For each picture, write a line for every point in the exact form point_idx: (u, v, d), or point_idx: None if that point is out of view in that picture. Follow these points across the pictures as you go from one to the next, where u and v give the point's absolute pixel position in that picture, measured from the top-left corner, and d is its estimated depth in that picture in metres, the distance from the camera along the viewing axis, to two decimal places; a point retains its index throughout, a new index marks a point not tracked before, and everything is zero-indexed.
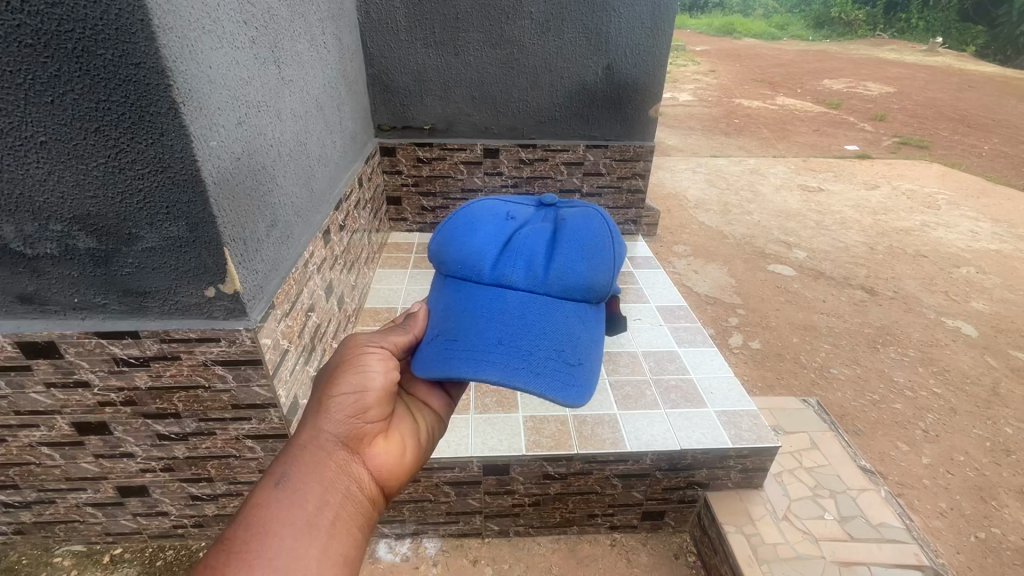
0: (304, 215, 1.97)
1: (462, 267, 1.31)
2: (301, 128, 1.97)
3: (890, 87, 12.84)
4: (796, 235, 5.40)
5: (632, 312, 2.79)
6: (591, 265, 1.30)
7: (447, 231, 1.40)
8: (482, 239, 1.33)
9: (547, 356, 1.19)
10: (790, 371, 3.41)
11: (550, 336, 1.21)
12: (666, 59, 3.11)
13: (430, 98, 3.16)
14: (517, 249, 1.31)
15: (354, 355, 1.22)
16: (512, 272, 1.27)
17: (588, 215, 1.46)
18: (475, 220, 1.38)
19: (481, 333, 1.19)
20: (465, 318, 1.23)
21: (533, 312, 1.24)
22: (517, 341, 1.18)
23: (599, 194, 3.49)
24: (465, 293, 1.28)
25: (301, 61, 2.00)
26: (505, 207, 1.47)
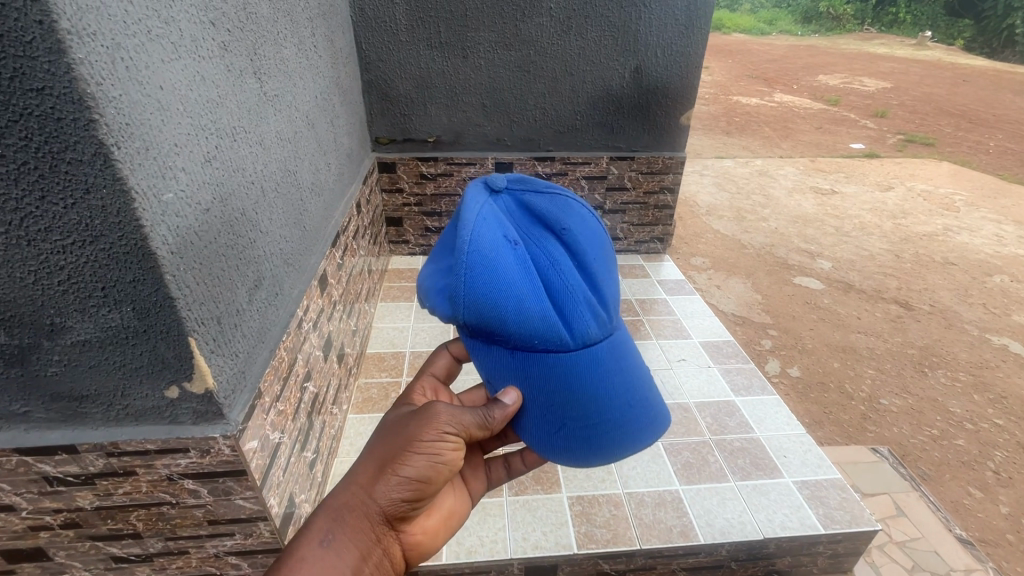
0: (295, 262, 1.59)
1: (535, 339, 0.99)
2: (290, 154, 1.59)
3: (885, 82, 12.66)
4: (817, 243, 5.10)
5: (674, 352, 2.44)
6: (613, 274, 1.14)
7: (478, 293, 0.98)
8: (529, 291, 0.99)
9: (649, 390, 1.12)
10: (838, 402, 3.10)
11: (636, 368, 1.11)
12: (702, 60, 2.76)
13: (435, 107, 2.78)
14: (568, 287, 1.03)
15: (433, 437, 1.12)
16: (590, 322, 1.03)
17: (565, 200, 1.16)
18: (497, 261, 1.01)
19: (603, 404, 1.03)
20: (579, 395, 1.02)
21: (621, 356, 1.08)
22: (632, 395, 1.07)
23: (624, 210, 3.14)
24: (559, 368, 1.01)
25: (287, 69, 1.62)
26: (495, 223, 1.08)
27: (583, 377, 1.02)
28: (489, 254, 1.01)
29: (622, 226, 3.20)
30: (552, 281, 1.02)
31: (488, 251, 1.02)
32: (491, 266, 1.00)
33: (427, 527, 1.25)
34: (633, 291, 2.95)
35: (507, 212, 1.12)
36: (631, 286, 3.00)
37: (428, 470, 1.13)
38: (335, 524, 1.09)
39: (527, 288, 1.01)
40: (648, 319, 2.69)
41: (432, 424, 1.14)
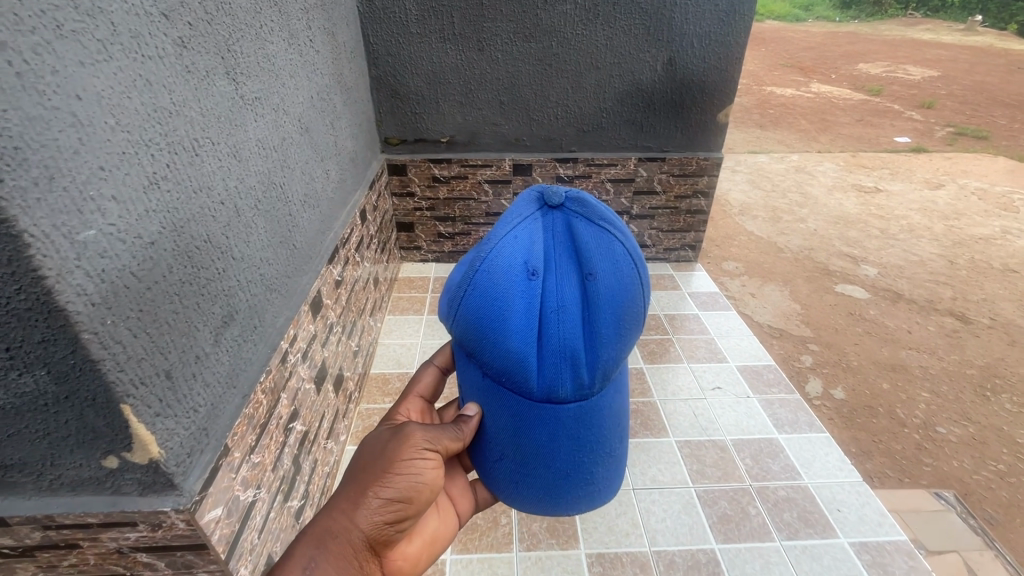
0: (279, 287, 1.41)
1: (509, 372, 1.14)
2: (276, 164, 1.40)
3: (932, 69, 11.90)
4: (861, 246, 4.73)
5: (708, 378, 2.19)
6: (623, 342, 1.17)
7: (479, 314, 1.14)
8: (521, 327, 1.12)
9: (599, 457, 1.24)
10: (888, 430, 2.80)
11: (597, 431, 1.22)
12: (744, 50, 2.48)
13: (448, 104, 2.57)
14: (561, 338, 1.11)
15: (408, 457, 1.22)
16: (562, 378, 1.14)
17: (616, 251, 1.18)
18: (506, 294, 1.13)
19: (545, 455, 1.20)
20: (529, 438, 1.19)
21: (588, 424, 1.19)
22: (577, 454, 1.21)
23: (653, 215, 2.89)
24: (520, 405, 1.18)
25: (274, 68, 1.42)
26: (529, 250, 1.18)
27: (536, 423, 1.17)
28: (502, 285, 1.14)
29: (650, 232, 2.95)
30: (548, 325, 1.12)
31: (503, 280, 1.14)
32: (497, 296, 1.13)
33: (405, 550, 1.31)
34: (661, 305, 2.68)
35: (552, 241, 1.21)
36: (658, 299, 2.75)
37: (404, 491, 1.21)
38: (320, 548, 1.13)
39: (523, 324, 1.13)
40: (679, 338, 2.44)
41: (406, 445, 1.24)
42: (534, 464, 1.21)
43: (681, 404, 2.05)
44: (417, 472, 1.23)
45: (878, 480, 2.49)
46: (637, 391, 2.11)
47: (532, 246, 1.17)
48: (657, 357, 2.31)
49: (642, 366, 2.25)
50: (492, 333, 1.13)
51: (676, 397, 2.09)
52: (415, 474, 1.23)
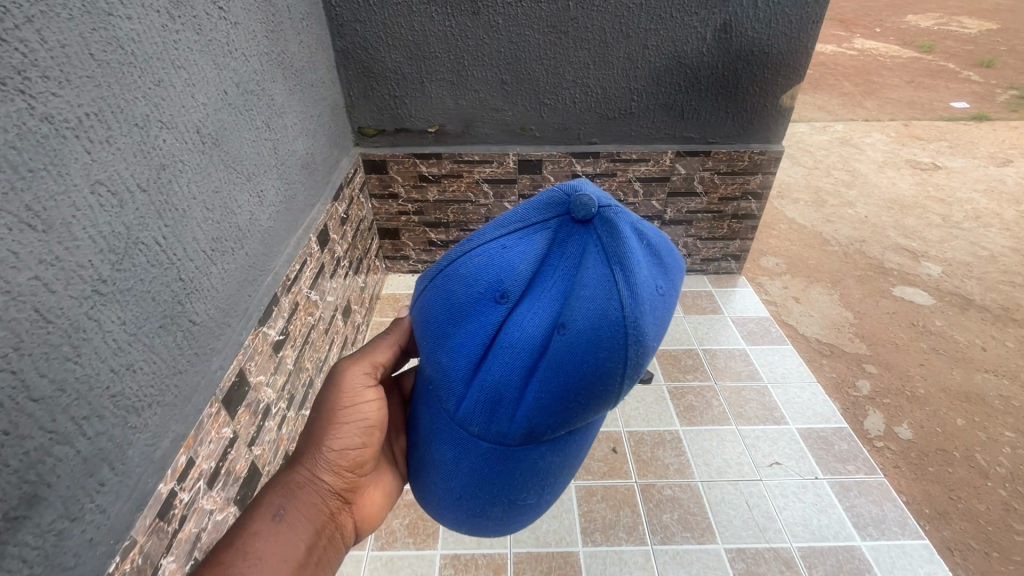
0: (159, 396, 0.94)
1: (437, 382, 0.91)
2: (144, 212, 0.92)
3: (989, 20, 10.70)
4: (921, 237, 4.12)
5: (764, 448, 1.72)
6: (566, 410, 0.84)
7: (435, 307, 0.90)
8: (459, 345, 0.87)
9: (502, 504, 0.97)
10: (966, 483, 2.34)
11: (513, 484, 0.93)
12: (825, 11, 1.87)
13: (436, 85, 2.02)
14: (494, 376, 0.83)
15: (352, 396, 1.04)
16: (475, 414, 0.87)
17: (604, 306, 0.79)
18: (464, 300, 0.86)
19: (448, 478, 0.96)
20: (433, 445, 0.96)
21: (492, 478, 0.92)
22: (478, 492, 0.94)
23: (690, 221, 2.37)
24: (439, 421, 0.94)
25: (135, 59, 0.91)
26: (516, 260, 0.85)
27: (445, 438, 0.93)
28: (465, 282, 0.87)
29: (685, 240, 2.44)
30: (486, 362, 0.84)
31: (475, 283, 0.86)
32: (453, 292, 0.88)
33: (375, 505, 1.09)
34: (699, 336, 2.19)
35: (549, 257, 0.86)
36: (696, 326, 2.26)
37: (359, 435, 1.02)
38: (285, 499, 0.96)
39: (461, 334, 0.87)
40: (723, 385, 1.96)
41: (345, 386, 1.04)
42: (432, 470, 0.99)
43: (731, 490, 1.60)
44: (369, 412, 1.04)
45: (960, 556, 2.05)
46: (673, 469, 1.66)
47: (519, 259, 0.84)
48: (697, 415, 1.83)
49: (678, 428, 1.79)
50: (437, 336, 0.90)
51: (724, 479, 1.63)
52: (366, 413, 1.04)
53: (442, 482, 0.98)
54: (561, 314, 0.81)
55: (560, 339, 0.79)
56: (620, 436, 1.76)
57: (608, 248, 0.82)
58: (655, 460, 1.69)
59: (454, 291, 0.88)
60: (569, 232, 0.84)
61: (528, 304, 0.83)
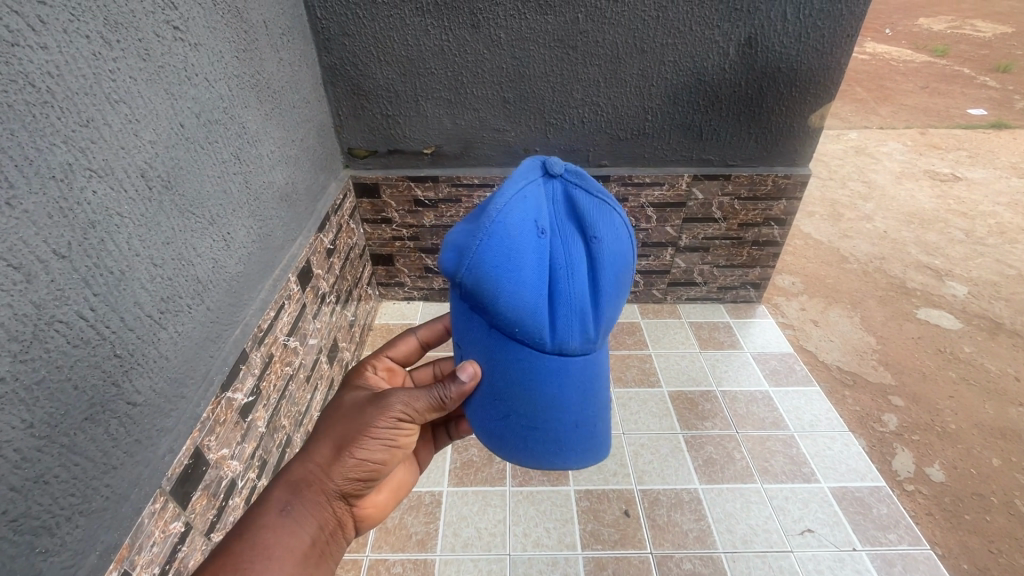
0: (82, 504, 0.78)
1: (518, 329, 0.82)
2: (64, 283, 0.76)
3: (1011, 12, 10.15)
4: (944, 254, 3.33)
5: (794, 512, 1.56)
6: (621, 304, 0.89)
7: (479, 268, 0.79)
8: (531, 290, 0.79)
9: (603, 412, 0.96)
10: (1008, 535, 1.62)
11: (602, 395, 0.95)
12: (862, 23, 1.69)
13: (432, 103, 1.85)
14: (568, 298, 0.82)
15: (386, 420, 0.93)
16: (573, 335, 0.84)
17: (617, 219, 0.87)
18: (512, 241, 0.78)
19: (560, 411, 0.88)
20: (540, 399, 0.87)
21: (591, 387, 0.91)
22: (586, 417, 0.92)
23: (707, 248, 2.20)
24: (533, 366, 0.85)
25: (52, 96, 0.74)
26: (534, 205, 0.82)
27: (546, 385, 0.86)
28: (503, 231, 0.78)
29: (700, 268, 2.27)
30: (560, 291, 0.81)
31: (510, 228, 0.79)
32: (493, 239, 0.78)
33: (384, 500, 1.06)
34: (718, 376, 2.03)
35: (559, 202, 0.85)
36: (714, 363, 2.09)
37: (386, 455, 0.95)
38: (293, 495, 0.89)
39: (524, 273, 0.79)
40: (746, 435, 1.79)
41: (386, 406, 0.93)
42: (542, 427, 0.89)
43: (759, 564, 1.43)
44: (401, 436, 0.96)
45: None
46: (693, 537, 1.49)
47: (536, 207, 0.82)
48: (718, 471, 1.67)
49: (697, 487, 1.62)
50: (498, 295, 0.79)
51: (750, 550, 1.46)
52: (399, 438, 0.96)
53: (560, 429, 0.90)
54: (589, 228, 0.83)
55: (600, 246, 0.82)
56: (633, 495, 1.60)
57: (588, 185, 0.87)
58: (673, 525, 1.52)
59: (486, 242, 0.78)
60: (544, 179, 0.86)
61: (559, 233, 0.83)
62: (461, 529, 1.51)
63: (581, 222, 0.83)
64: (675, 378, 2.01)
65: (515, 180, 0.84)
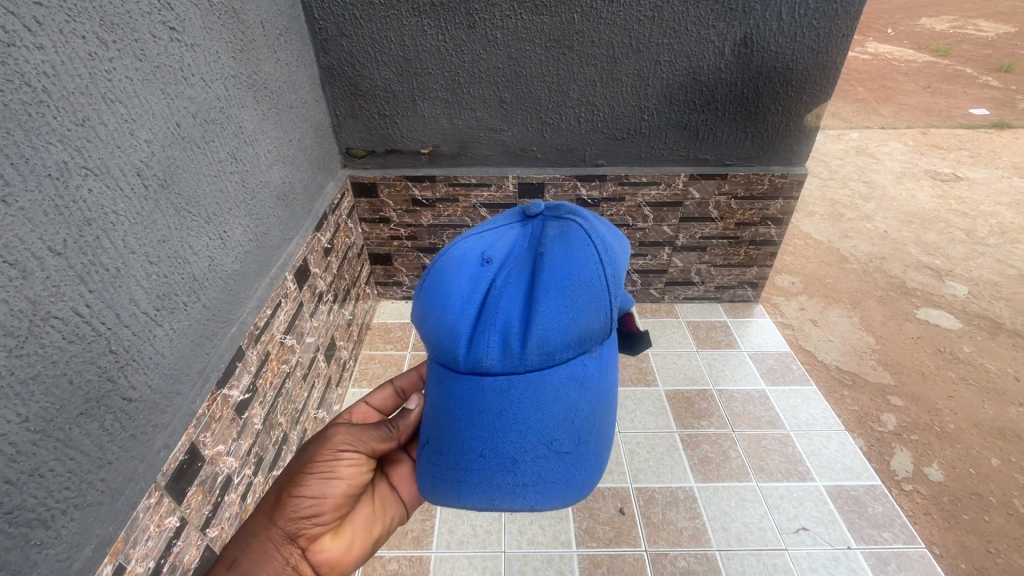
0: (77, 498, 0.79)
1: (438, 343, 0.90)
2: (60, 280, 0.77)
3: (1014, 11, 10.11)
4: (944, 254, 3.32)
5: (789, 510, 1.57)
6: (569, 321, 0.85)
7: (422, 297, 0.95)
8: (453, 309, 0.87)
9: (536, 454, 0.86)
10: (1005, 534, 1.62)
11: (540, 433, 0.86)
12: (858, 22, 1.69)
13: (429, 103, 1.86)
14: (490, 315, 0.86)
15: (324, 456, 1.01)
16: (490, 351, 0.85)
17: (573, 240, 0.90)
18: (448, 272, 0.91)
19: (473, 428, 0.86)
20: (454, 416, 0.88)
21: (518, 412, 0.85)
22: (503, 446, 0.86)
23: (704, 247, 2.20)
24: (452, 378, 0.89)
25: (48, 95, 0.76)
26: (488, 241, 0.97)
27: (462, 403, 0.88)
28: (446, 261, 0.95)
29: (698, 267, 2.27)
30: (484, 308, 0.87)
31: (450, 263, 0.93)
32: (436, 270, 0.96)
33: (349, 545, 1.05)
34: (714, 374, 2.03)
35: (525, 237, 0.97)
36: (711, 363, 2.09)
37: (328, 490, 1.00)
38: (241, 549, 0.93)
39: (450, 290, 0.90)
40: (742, 433, 1.80)
41: (326, 443, 1.02)
42: (451, 448, 0.88)
43: (753, 561, 1.44)
44: (346, 469, 1.02)
45: None
46: (688, 535, 1.50)
47: (491, 242, 0.97)
48: (714, 470, 1.67)
49: (692, 485, 1.63)
50: (428, 318, 0.91)
51: (745, 548, 1.47)
52: (341, 471, 1.02)
53: (464, 454, 0.87)
54: (541, 246, 0.91)
55: (546, 259, 0.88)
56: (628, 494, 1.60)
57: (558, 217, 0.96)
58: (668, 523, 1.52)
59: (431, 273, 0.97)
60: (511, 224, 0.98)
61: (499, 260, 0.93)
62: (456, 526, 1.52)
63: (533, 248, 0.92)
64: (672, 377, 2.01)
65: (484, 226, 1.01)
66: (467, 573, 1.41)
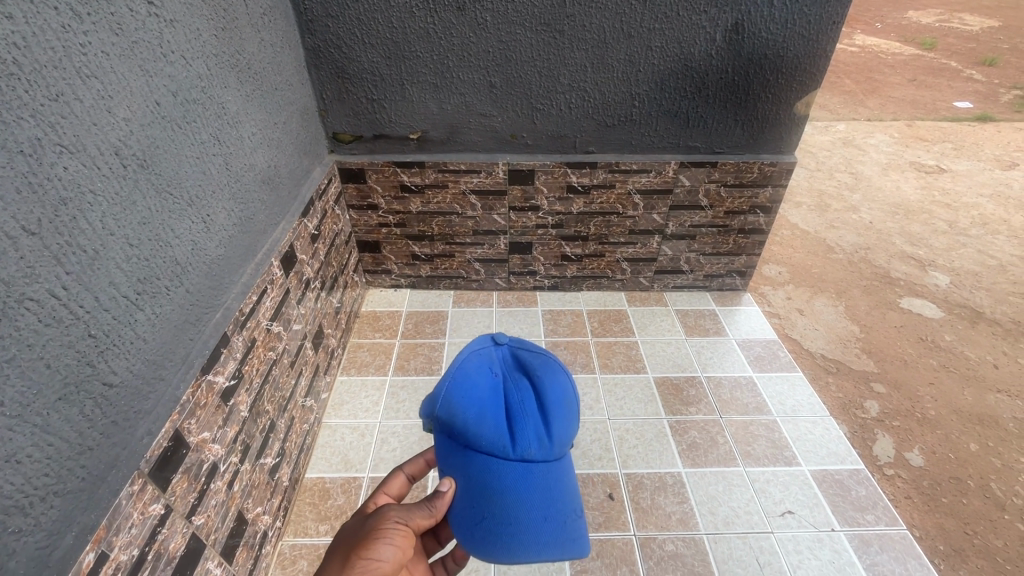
0: (56, 485, 0.77)
1: (479, 445, 0.91)
2: (34, 261, 0.74)
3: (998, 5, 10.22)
4: (927, 245, 3.37)
5: (775, 494, 1.59)
6: (572, 419, 1.00)
7: (444, 407, 0.95)
8: (492, 412, 0.94)
9: (570, 517, 0.96)
10: (983, 517, 1.66)
11: (570, 504, 0.96)
12: (848, 10, 1.69)
13: (418, 87, 1.83)
14: (522, 416, 0.95)
15: (385, 529, 0.89)
16: (531, 443, 0.93)
17: (553, 360, 1.08)
18: (471, 379, 0.97)
19: (527, 508, 0.91)
20: (506, 503, 0.90)
21: (556, 490, 0.94)
22: (554, 515, 0.93)
23: (693, 235, 2.21)
24: (498, 474, 0.91)
25: (19, 68, 0.72)
26: (485, 357, 1.04)
27: (511, 489, 0.90)
28: (463, 375, 0.98)
29: (687, 256, 2.28)
30: (514, 412, 0.95)
31: (469, 372, 1.00)
32: (454, 379, 0.98)
33: None
34: (702, 361, 2.05)
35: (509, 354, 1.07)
36: (699, 351, 2.10)
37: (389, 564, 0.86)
38: None
39: (481, 397, 0.95)
40: (729, 420, 1.82)
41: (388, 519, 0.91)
42: (516, 521, 0.90)
43: (739, 544, 1.46)
44: (405, 543, 0.90)
45: None
46: (676, 519, 1.51)
47: (488, 357, 1.04)
48: (702, 455, 1.69)
49: (681, 470, 1.64)
50: (467, 418, 0.92)
51: (732, 531, 1.49)
52: (402, 543, 0.90)
53: (530, 522, 0.91)
54: (536, 363, 1.05)
55: (546, 374, 1.02)
56: (617, 479, 1.61)
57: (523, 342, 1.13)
58: (656, 508, 1.54)
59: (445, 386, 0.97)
60: (494, 343, 1.08)
61: (505, 373, 1.02)
62: None
63: (529, 362, 1.04)
64: (661, 364, 2.03)
65: (471, 345, 1.07)
66: None
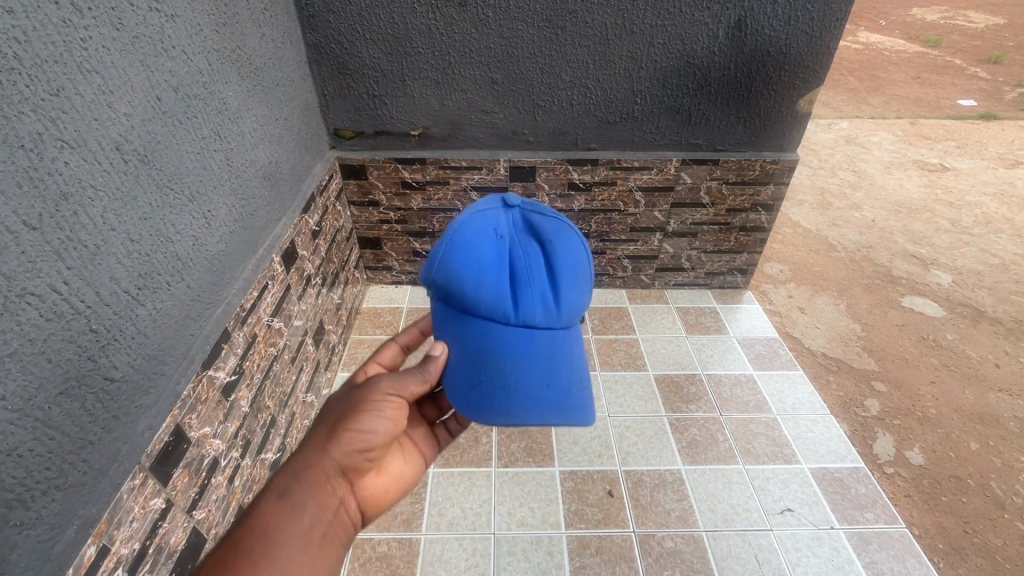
0: (58, 479, 0.77)
1: (479, 309, 0.93)
2: (36, 256, 0.75)
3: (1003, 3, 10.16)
4: (930, 243, 3.36)
5: (774, 492, 1.59)
6: (580, 289, 1.00)
7: (444, 271, 0.95)
8: (493, 275, 0.94)
9: (574, 384, 0.99)
10: (983, 516, 1.66)
11: (573, 370, 0.99)
12: (852, 7, 1.68)
13: (419, 83, 1.83)
14: (526, 279, 0.95)
15: (372, 400, 0.95)
16: (535, 308, 0.94)
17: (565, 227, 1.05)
18: (474, 243, 0.95)
19: (529, 369, 0.93)
20: (507, 364, 0.92)
21: (558, 354, 0.97)
22: (555, 379, 0.95)
23: (695, 233, 2.21)
24: (496, 335, 0.93)
25: (20, 63, 0.72)
26: (492, 223, 1.01)
27: (510, 351, 0.93)
28: (466, 241, 0.96)
29: (689, 253, 2.28)
30: (518, 273, 0.95)
31: (473, 236, 0.97)
32: (456, 245, 0.96)
33: (382, 485, 1.03)
34: (703, 359, 2.05)
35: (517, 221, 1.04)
36: (700, 348, 2.10)
37: (377, 428, 0.94)
38: (295, 479, 0.87)
39: (484, 266, 0.94)
40: (729, 417, 1.82)
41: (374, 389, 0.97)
42: (518, 381, 0.93)
43: (738, 541, 1.46)
44: (393, 413, 0.97)
45: None
46: (676, 516, 1.51)
47: (495, 223, 1.00)
48: (701, 452, 1.69)
49: (681, 468, 1.65)
50: (466, 280, 0.93)
51: (731, 529, 1.49)
52: (390, 413, 0.96)
53: (533, 385, 0.93)
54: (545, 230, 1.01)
55: (556, 243, 1.00)
56: (617, 476, 1.62)
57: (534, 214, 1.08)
58: (655, 505, 1.54)
59: (448, 251, 0.96)
60: (505, 205, 1.04)
61: (512, 238, 0.99)
62: (446, 509, 1.52)
63: (539, 230, 1.01)
64: (661, 362, 2.03)
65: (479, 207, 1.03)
66: (457, 555, 1.42)
